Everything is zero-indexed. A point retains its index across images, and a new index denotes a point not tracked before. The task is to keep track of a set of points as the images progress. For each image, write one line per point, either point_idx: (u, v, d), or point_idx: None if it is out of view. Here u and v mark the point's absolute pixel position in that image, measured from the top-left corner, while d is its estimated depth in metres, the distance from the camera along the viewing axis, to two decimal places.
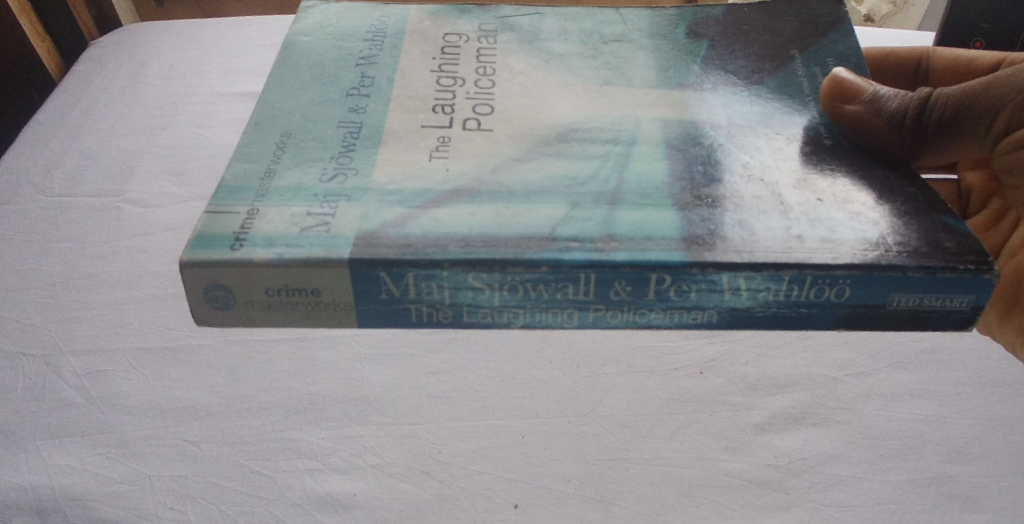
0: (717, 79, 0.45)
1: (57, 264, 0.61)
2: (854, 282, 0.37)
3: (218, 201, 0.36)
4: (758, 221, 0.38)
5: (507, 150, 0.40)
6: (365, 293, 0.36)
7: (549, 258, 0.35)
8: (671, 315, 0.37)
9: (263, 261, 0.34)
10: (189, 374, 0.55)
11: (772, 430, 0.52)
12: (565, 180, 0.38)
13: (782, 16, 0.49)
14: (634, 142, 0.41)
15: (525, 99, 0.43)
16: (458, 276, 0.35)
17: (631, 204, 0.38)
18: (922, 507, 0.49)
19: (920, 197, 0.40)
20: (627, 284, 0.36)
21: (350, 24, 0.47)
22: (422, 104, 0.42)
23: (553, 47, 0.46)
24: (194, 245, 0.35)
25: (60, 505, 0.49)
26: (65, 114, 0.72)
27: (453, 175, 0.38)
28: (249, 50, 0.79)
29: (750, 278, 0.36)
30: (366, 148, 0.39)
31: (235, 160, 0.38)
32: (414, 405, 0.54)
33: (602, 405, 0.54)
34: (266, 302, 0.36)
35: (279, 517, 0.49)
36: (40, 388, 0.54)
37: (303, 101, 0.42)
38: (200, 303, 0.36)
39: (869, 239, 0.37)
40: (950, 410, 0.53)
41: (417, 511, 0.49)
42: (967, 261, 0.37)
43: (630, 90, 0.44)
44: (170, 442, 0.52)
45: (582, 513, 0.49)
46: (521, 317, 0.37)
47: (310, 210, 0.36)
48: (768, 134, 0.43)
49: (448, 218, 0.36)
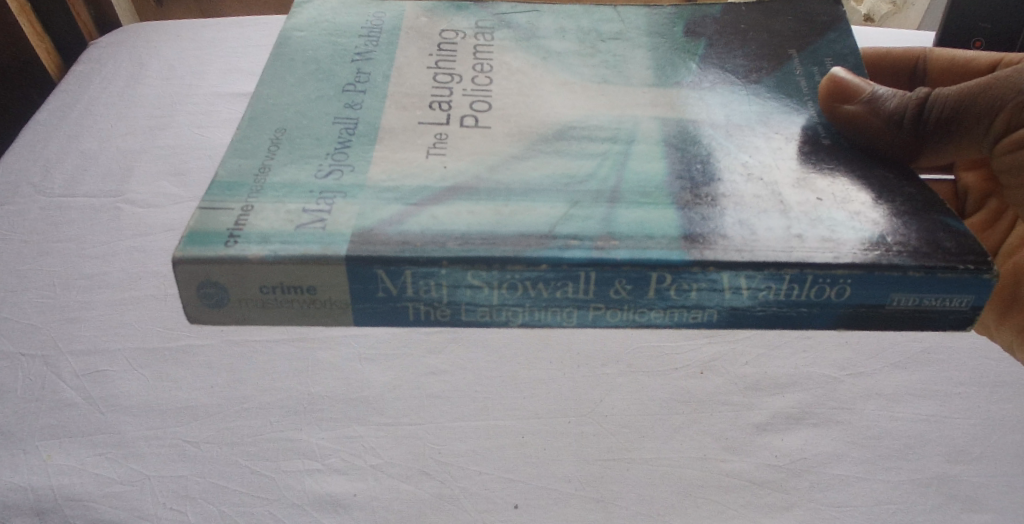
0: (715, 78, 0.45)
1: (58, 265, 0.60)
2: (855, 282, 0.37)
3: (212, 197, 0.36)
4: (758, 220, 0.37)
5: (506, 148, 0.39)
6: (362, 291, 0.35)
7: (549, 256, 0.35)
8: (670, 315, 0.37)
9: (258, 258, 0.34)
10: (188, 375, 0.55)
11: (773, 430, 0.52)
12: (564, 179, 0.38)
13: (780, 15, 0.49)
14: (633, 141, 0.41)
15: (522, 97, 0.43)
16: (457, 274, 0.35)
17: (631, 202, 0.38)
18: (923, 507, 0.49)
19: (920, 196, 0.40)
20: (627, 283, 0.36)
21: (346, 20, 0.47)
22: (419, 101, 0.42)
23: (551, 45, 0.46)
24: (188, 241, 0.34)
25: (60, 505, 0.49)
26: (64, 115, 0.72)
27: (450, 172, 0.38)
28: (248, 51, 0.79)
29: (750, 278, 0.36)
30: (362, 145, 0.39)
31: (230, 156, 0.38)
32: (414, 405, 0.54)
33: (601, 405, 0.54)
34: (262, 300, 0.36)
35: (279, 517, 0.49)
36: (41, 388, 0.54)
37: (298, 97, 0.42)
38: (194, 300, 0.36)
39: (869, 238, 0.37)
40: (950, 409, 0.53)
41: (417, 511, 0.49)
42: (967, 261, 0.36)
43: (628, 89, 0.44)
44: (171, 442, 0.52)
45: (582, 513, 0.49)
46: (520, 316, 0.37)
47: (306, 207, 0.36)
48: (767, 133, 0.42)
49: (447, 216, 0.36)
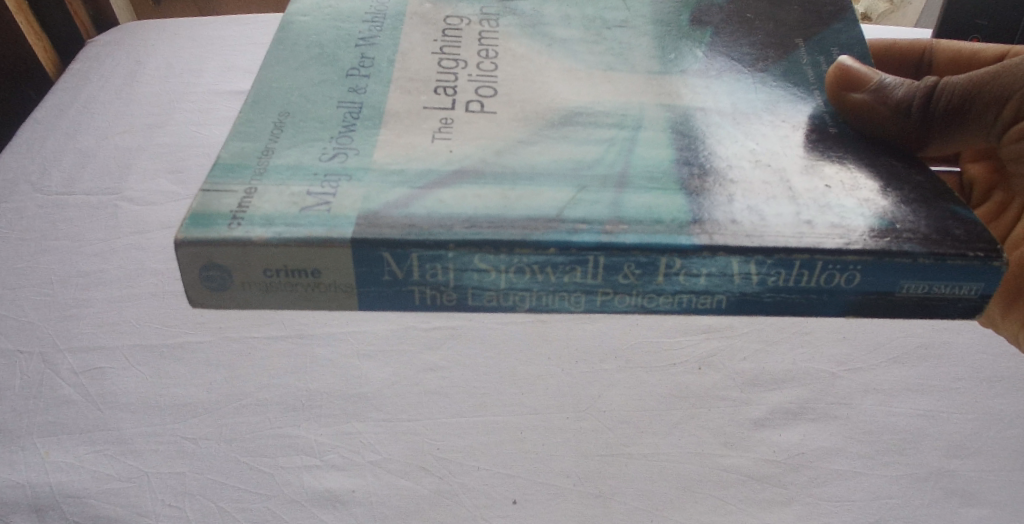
0: (721, 66, 0.45)
1: (55, 262, 0.60)
2: (865, 268, 0.36)
3: (215, 180, 0.36)
4: (768, 206, 0.37)
5: (512, 133, 0.39)
6: (368, 274, 0.35)
7: (557, 240, 0.34)
8: (678, 300, 0.37)
9: (262, 240, 0.34)
10: (187, 371, 0.54)
11: (772, 425, 0.52)
12: (571, 163, 0.38)
13: (784, 5, 0.49)
14: (640, 128, 0.40)
15: (528, 83, 0.42)
16: (464, 257, 0.35)
17: (639, 187, 0.37)
18: (924, 501, 0.48)
19: (928, 184, 0.39)
20: (636, 268, 0.35)
21: (350, 6, 0.47)
22: (423, 87, 0.41)
23: (555, 32, 0.46)
24: (189, 223, 0.34)
25: (57, 502, 0.48)
26: (62, 113, 0.72)
27: (456, 156, 0.37)
28: (248, 49, 0.79)
29: (760, 263, 0.36)
30: (366, 128, 0.39)
31: (232, 139, 0.38)
32: (413, 401, 0.53)
33: (601, 401, 0.53)
34: (265, 283, 0.35)
35: (275, 513, 0.48)
36: (38, 385, 0.53)
37: (301, 81, 0.42)
38: (197, 283, 0.35)
39: (879, 225, 0.37)
40: (950, 404, 0.53)
41: (415, 507, 0.48)
42: (976, 249, 0.36)
43: (633, 76, 0.43)
44: (168, 439, 0.51)
45: (582, 509, 0.48)
46: (527, 301, 0.37)
47: (310, 190, 0.35)
48: (774, 121, 0.42)
49: (453, 199, 0.35)
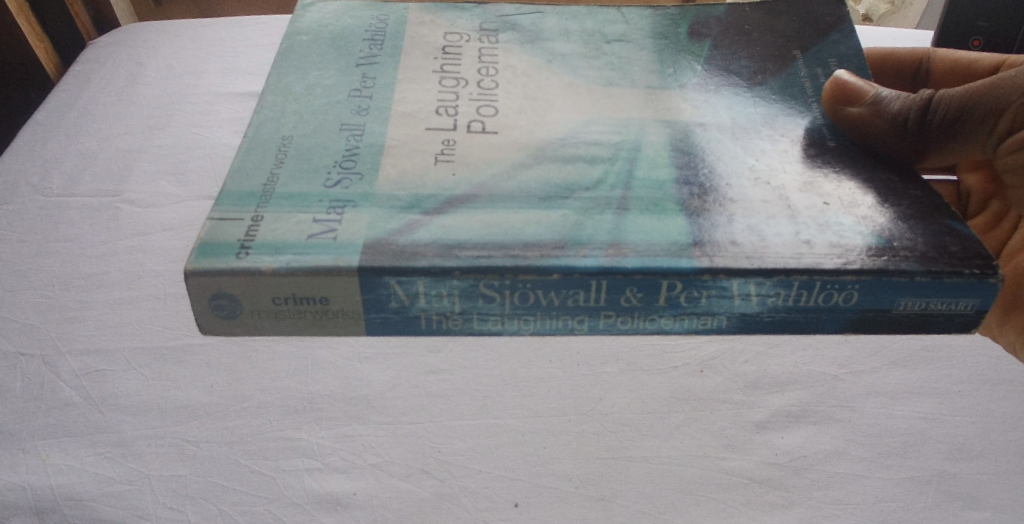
0: (719, 79, 0.45)
1: (56, 265, 0.60)
2: (863, 287, 0.37)
3: (221, 209, 0.36)
4: (769, 226, 0.37)
5: (513, 155, 0.39)
6: (374, 300, 0.35)
7: (561, 266, 0.35)
8: (681, 321, 0.37)
9: (270, 270, 0.34)
10: (189, 375, 0.55)
11: (772, 429, 0.52)
12: (572, 185, 0.38)
13: (783, 16, 0.49)
14: (640, 147, 0.41)
15: (528, 101, 0.43)
16: (469, 284, 0.35)
17: (641, 209, 0.38)
18: (923, 504, 0.49)
19: (925, 200, 0.39)
20: (639, 291, 0.36)
21: (350, 22, 0.47)
22: (425, 106, 0.42)
23: (555, 47, 0.46)
24: (198, 253, 0.35)
25: (59, 504, 0.49)
26: (63, 114, 0.72)
27: (459, 180, 0.38)
28: (247, 50, 0.78)
29: (760, 284, 0.36)
30: (370, 151, 0.39)
31: (238, 165, 0.38)
32: (415, 405, 0.54)
33: (601, 404, 0.54)
34: (273, 311, 0.36)
35: (279, 516, 0.49)
36: (40, 388, 0.54)
37: (305, 103, 0.42)
38: (206, 312, 0.36)
39: (876, 243, 0.37)
40: (948, 408, 0.53)
41: (417, 509, 0.49)
42: (972, 266, 0.36)
43: (632, 91, 0.44)
44: (171, 442, 0.51)
45: (583, 512, 0.49)
46: (531, 325, 0.37)
47: (317, 217, 0.36)
48: (773, 135, 0.42)
49: (457, 225, 0.36)
